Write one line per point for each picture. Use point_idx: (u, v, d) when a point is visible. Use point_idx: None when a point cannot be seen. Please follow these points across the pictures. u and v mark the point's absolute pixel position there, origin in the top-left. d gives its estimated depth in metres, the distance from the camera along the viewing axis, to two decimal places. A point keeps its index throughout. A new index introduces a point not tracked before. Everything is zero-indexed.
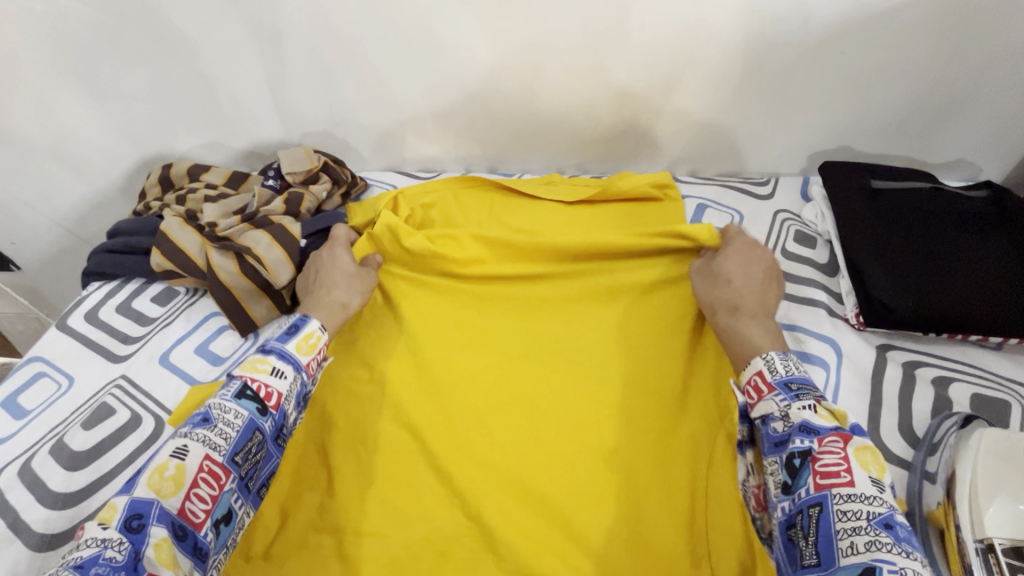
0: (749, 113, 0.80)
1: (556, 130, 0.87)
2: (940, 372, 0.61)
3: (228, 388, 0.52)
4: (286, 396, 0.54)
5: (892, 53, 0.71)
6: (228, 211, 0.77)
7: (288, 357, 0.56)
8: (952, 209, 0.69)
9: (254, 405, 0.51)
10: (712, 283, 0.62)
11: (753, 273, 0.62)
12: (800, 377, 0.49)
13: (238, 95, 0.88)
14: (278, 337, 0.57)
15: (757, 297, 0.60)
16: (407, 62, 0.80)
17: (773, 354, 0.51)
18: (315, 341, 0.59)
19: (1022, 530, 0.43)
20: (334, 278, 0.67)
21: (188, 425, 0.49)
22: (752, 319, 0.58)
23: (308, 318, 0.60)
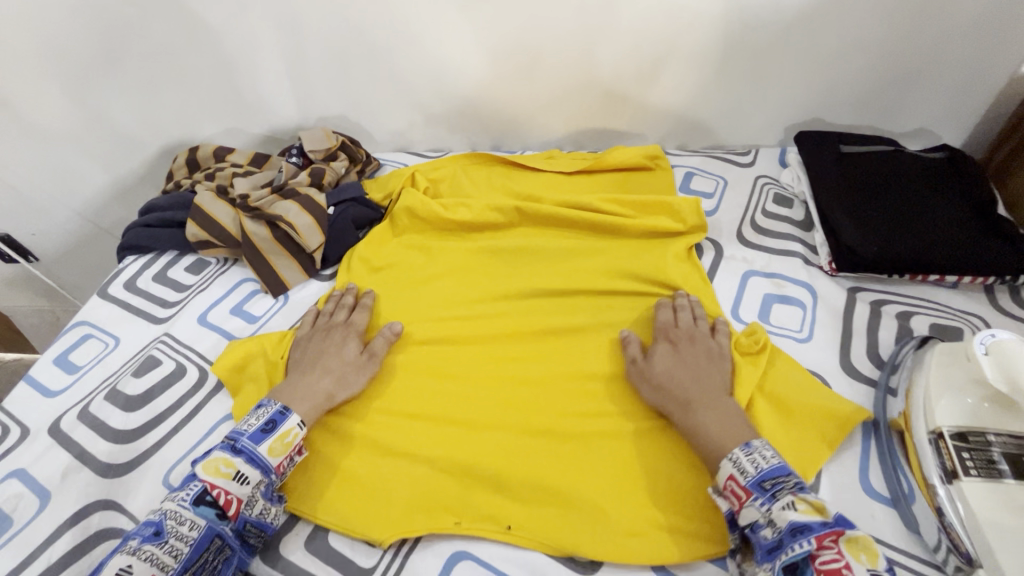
0: (729, 90, 0.87)
1: (554, 109, 0.94)
2: (904, 308, 0.69)
3: (187, 491, 0.52)
4: (248, 500, 0.53)
5: (855, 32, 0.79)
6: (256, 185, 0.83)
7: (257, 459, 0.54)
8: (914, 168, 0.77)
9: (213, 512, 0.51)
10: (655, 386, 0.59)
11: (687, 360, 0.61)
12: (771, 471, 0.49)
13: (258, 83, 0.95)
14: (251, 434, 0.56)
15: (704, 385, 0.58)
16: (416, 48, 0.87)
17: (737, 452, 0.51)
18: (291, 439, 0.57)
19: (965, 417, 0.52)
20: (329, 366, 0.64)
21: (137, 537, 0.49)
22: (711, 409, 0.56)
23: (289, 411, 0.58)
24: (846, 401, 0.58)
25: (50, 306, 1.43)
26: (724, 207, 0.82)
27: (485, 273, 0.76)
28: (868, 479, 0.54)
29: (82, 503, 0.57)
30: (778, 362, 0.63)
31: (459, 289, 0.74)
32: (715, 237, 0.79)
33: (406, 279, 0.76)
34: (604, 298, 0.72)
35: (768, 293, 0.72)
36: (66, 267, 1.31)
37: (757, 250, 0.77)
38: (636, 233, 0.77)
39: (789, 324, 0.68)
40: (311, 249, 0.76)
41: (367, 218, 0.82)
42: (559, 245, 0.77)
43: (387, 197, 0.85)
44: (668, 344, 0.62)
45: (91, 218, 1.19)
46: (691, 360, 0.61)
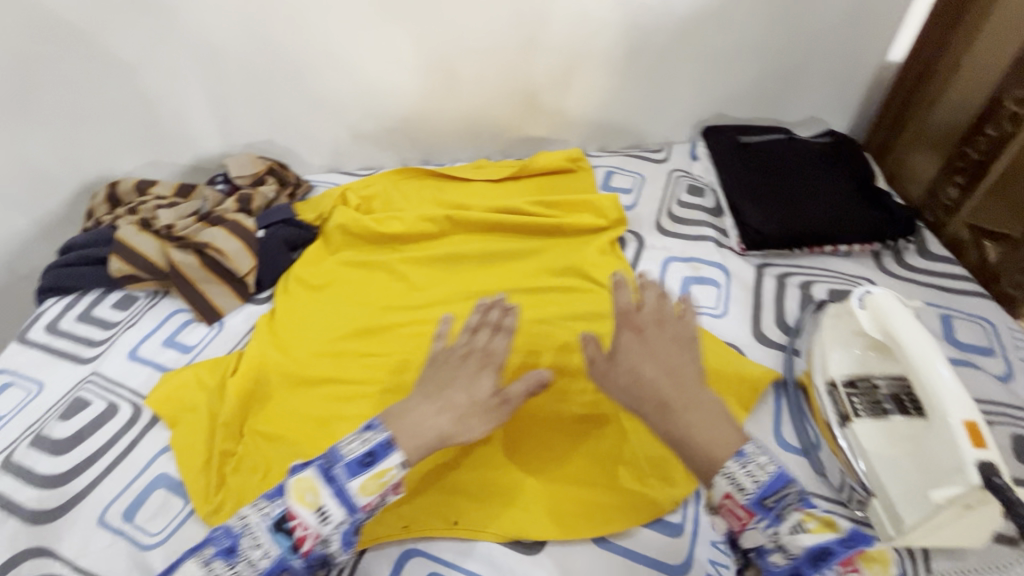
0: (638, 92, 0.94)
1: (479, 121, 0.98)
2: (806, 278, 0.76)
3: (272, 508, 0.47)
4: (325, 538, 0.47)
5: (739, 33, 0.87)
6: (182, 215, 0.83)
7: (346, 497, 0.47)
8: (804, 153, 0.85)
9: (287, 543, 0.47)
10: (624, 389, 0.49)
11: (656, 348, 0.50)
12: (769, 485, 0.44)
13: (178, 114, 0.94)
14: (347, 464, 0.47)
15: (682, 381, 0.48)
16: (335, 68, 0.89)
17: (732, 466, 0.44)
18: (387, 480, 0.47)
19: (854, 366, 0.58)
20: (453, 400, 0.51)
21: (213, 547, 0.48)
22: (693, 407, 0.47)
23: (393, 447, 0.48)
24: (757, 366, 0.64)
25: None
26: (642, 201, 0.88)
27: (419, 284, 0.78)
28: (782, 434, 0.59)
29: (14, 552, 0.56)
30: (699, 337, 0.67)
31: (396, 303, 0.76)
32: (636, 229, 0.84)
33: (342, 296, 0.78)
34: (536, 297, 0.75)
35: (686, 276, 0.77)
36: None
37: (675, 238, 0.82)
38: (563, 234, 0.81)
39: (707, 302, 0.74)
40: (242, 273, 0.76)
41: (300, 238, 0.82)
42: (490, 251, 0.80)
43: (319, 216, 0.86)
44: (634, 336, 0.50)
45: None
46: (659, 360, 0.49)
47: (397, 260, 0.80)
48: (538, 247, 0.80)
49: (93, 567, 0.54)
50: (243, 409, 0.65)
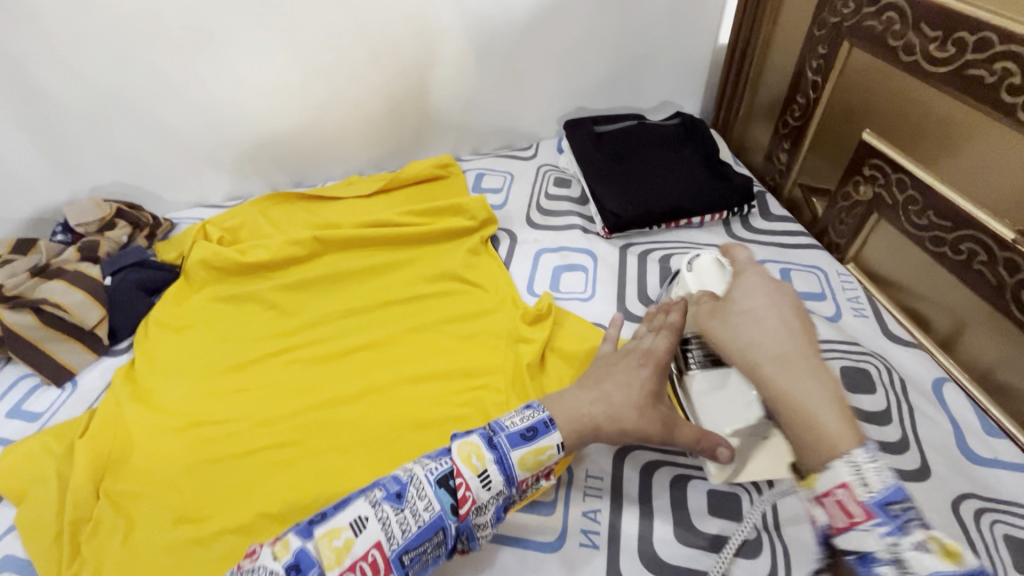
0: (497, 93, 0.96)
1: (346, 137, 0.96)
2: (665, 252, 0.80)
3: (437, 465, 0.47)
4: (481, 505, 0.47)
5: (581, 29, 0.92)
6: (16, 273, 0.76)
7: (506, 464, 0.48)
8: (656, 135, 0.91)
9: (449, 501, 0.45)
10: (741, 332, 0.46)
11: (762, 301, 0.48)
12: (896, 487, 0.36)
13: (5, 165, 0.85)
14: (510, 434, 0.49)
15: (793, 336, 0.44)
16: (179, 99, 0.85)
17: (854, 454, 0.37)
18: (544, 458, 0.50)
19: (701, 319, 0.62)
20: (608, 395, 0.54)
21: (382, 490, 0.45)
22: (803, 372, 0.42)
23: (552, 425, 0.51)
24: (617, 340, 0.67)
25: None
26: (512, 198, 0.90)
27: (291, 309, 0.76)
28: None
29: None
30: (566, 321, 0.71)
31: (268, 333, 0.74)
32: (508, 227, 0.86)
33: (209, 335, 0.74)
34: (412, 307, 0.75)
35: (556, 266, 0.80)
36: None
37: (545, 230, 0.85)
38: (435, 239, 0.82)
39: (576, 288, 0.77)
40: (90, 326, 0.71)
41: (157, 280, 0.78)
42: (363, 267, 0.79)
43: (180, 255, 0.82)
44: (760, 279, 0.50)
45: None
46: (784, 317, 0.46)
47: (265, 289, 0.77)
48: (410, 258, 0.80)
49: None
50: (98, 470, 0.60)
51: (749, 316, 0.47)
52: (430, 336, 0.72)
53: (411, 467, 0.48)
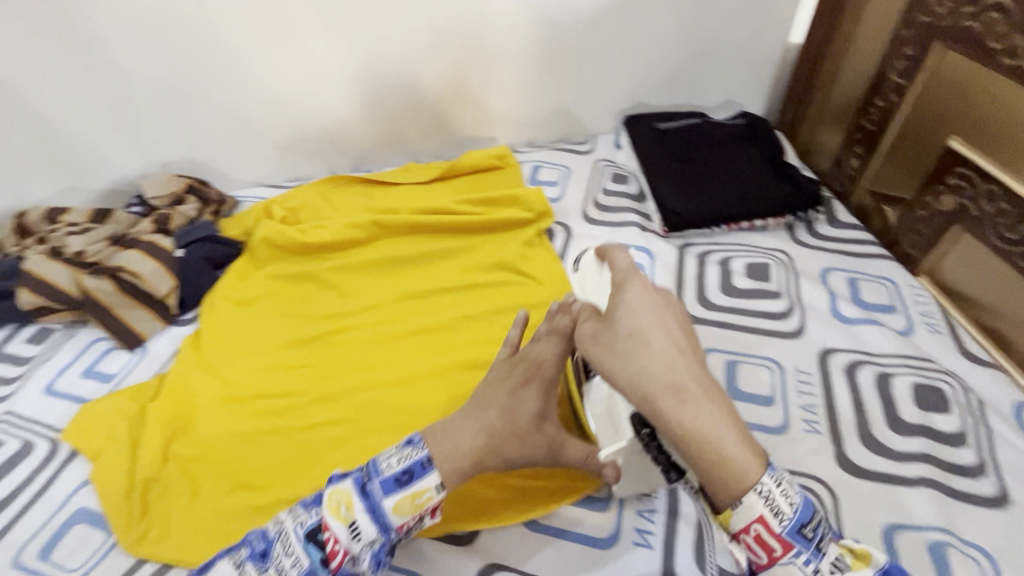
0: (557, 87, 0.96)
1: (405, 125, 0.98)
2: (725, 254, 0.78)
3: (308, 516, 0.46)
4: (355, 556, 0.45)
5: (648, 24, 0.90)
6: (96, 241, 0.80)
7: (379, 515, 0.45)
8: (719, 134, 0.89)
9: (318, 555, 0.44)
10: (625, 357, 0.43)
11: (644, 313, 0.44)
12: (804, 507, 0.39)
13: (88, 138, 0.90)
14: (382, 481, 0.46)
15: (682, 356, 0.42)
16: (251, 81, 0.88)
17: (764, 481, 0.39)
18: (422, 501, 0.46)
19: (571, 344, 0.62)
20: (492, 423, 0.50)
21: (247, 549, 0.47)
22: (711, 401, 0.40)
23: (431, 466, 0.47)
24: None
25: None
26: (568, 192, 0.90)
27: (348, 291, 0.78)
28: None
29: None
30: None
31: (325, 312, 0.76)
32: (564, 221, 0.86)
33: (269, 310, 0.76)
34: (466, 295, 0.76)
35: None
36: None
37: (601, 226, 0.84)
38: (490, 229, 0.82)
39: None
40: (161, 294, 0.74)
41: (222, 255, 0.81)
42: (419, 253, 0.80)
43: (244, 232, 0.85)
44: (639, 289, 0.46)
45: None
46: (673, 337, 0.43)
47: (324, 269, 0.79)
48: (465, 247, 0.81)
49: None
50: (167, 433, 0.63)
51: (639, 340, 0.42)
52: (483, 325, 0.72)
53: (296, 511, 0.47)
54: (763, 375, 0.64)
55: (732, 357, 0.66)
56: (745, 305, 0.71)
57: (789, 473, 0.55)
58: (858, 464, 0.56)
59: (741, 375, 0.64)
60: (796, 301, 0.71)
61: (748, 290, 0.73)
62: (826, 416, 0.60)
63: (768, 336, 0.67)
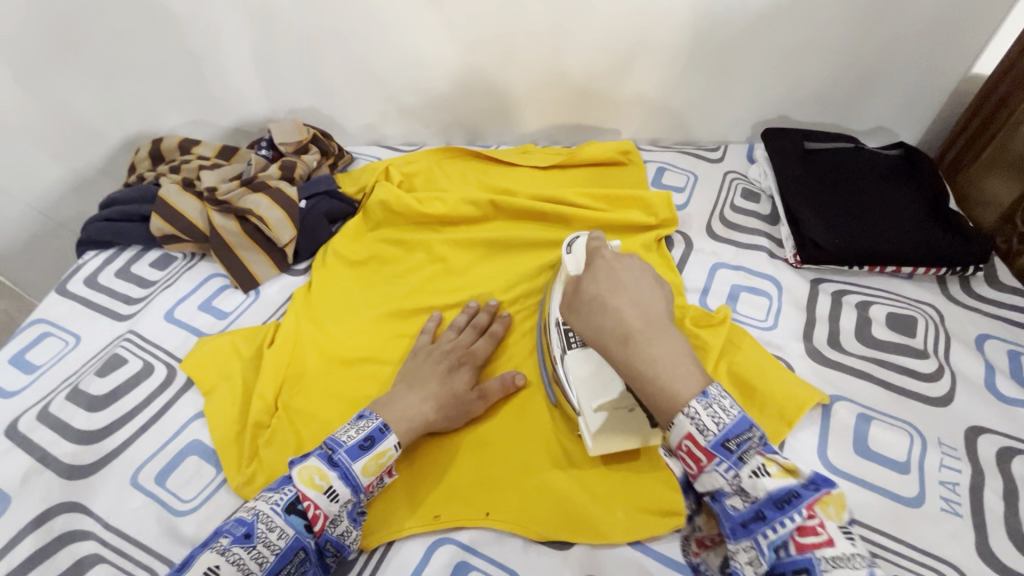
0: (699, 85, 0.89)
1: (529, 104, 0.94)
2: (863, 297, 0.72)
3: (281, 496, 0.49)
4: (334, 518, 0.50)
5: (819, 31, 0.82)
6: (225, 178, 0.82)
7: (351, 477, 0.51)
8: (874, 165, 0.81)
9: (302, 523, 0.49)
10: (591, 314, 0.42)
11: (619, 271, 0.44)
12: (734, 427, 0.36)
13: (227, 75, 0.93)
14: (350, 448, 0.52)
15: (649, 315, 0.40)
16: (389, 39, 0.86)
17: (695, 407, 0.36)
18: (385, 461, 0.53)
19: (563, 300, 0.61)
20: (434, 390, 0.60)
21: (226, 537, 0.47)
22: (658, 338, 0.39)
23: (388, 429, 0.55)
24: (803, 384, 0.61)
25: None
26: (695, 201, 0.84)
27: (457, 267, 0.76)
28: (827, 455, 0.57)
29: (45, 505, 0.55)
30: (742, 344, 0.65)
31: (435, 286, 0.75)
32: (685, 231, 0.80)
33: (380, 274, 0.76)
34: None
35: (736, 284, 0.74)
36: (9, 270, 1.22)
37: (726, 244, 0.79)
38: (611, 228, 0.78)
39: (756, 314, 0.71)
40: (282, 243, 0.75)
41: (340, 212, 0.81)
42: (535, 241, 0.77)
43: (360, 190, 0.84)
44: (604, 261, 0.45)
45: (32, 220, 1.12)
46: (627, 289, 0.42)
47: (438, 242, 0.78)
48: None
49: (123, 526, 0.54)
50: (279, 381, 0.64)
51: (596, 300, 0.42)
52: None
53: (261, 498, 0.50)
54: (901, 439, 0.58)
55: (865, 412, 0.60)
56: (883, 358, 0.65)
57: (919, 552, 0.51)
58: (1004, 561, 0.51)
59: (876, 434, 0.59)
60: (946, 364, 0.64)
61: (887, 343, 0.67)
62: (971, 499, 0.54)
63: (909, 398, 0.62)
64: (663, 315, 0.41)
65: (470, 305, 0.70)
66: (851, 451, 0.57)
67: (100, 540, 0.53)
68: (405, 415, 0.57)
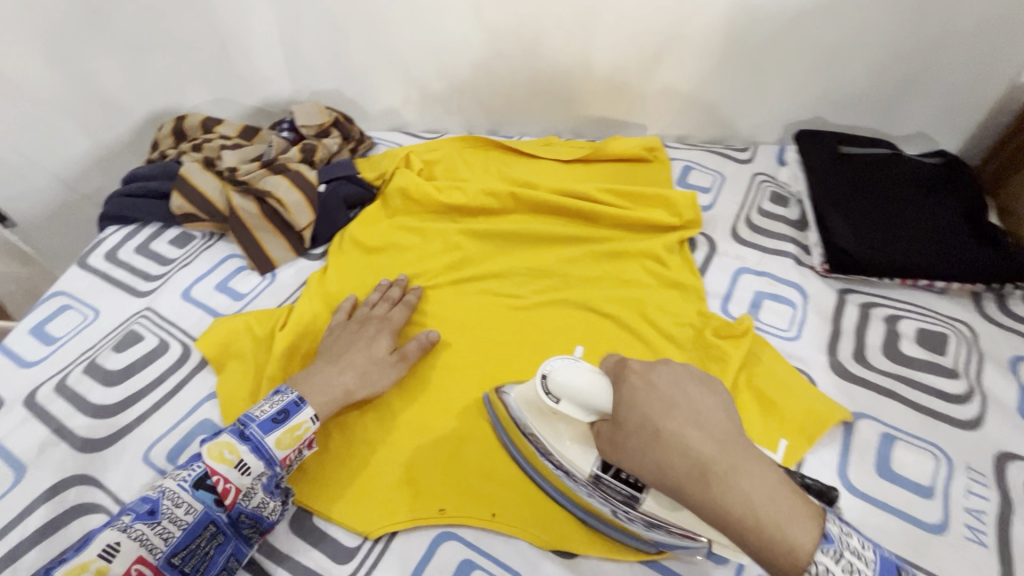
0: (732, 83, 0.86)
1: (554, 95, 0.92)
2: (892, 311, 0.69)
3: (189, 472, 0.51)
4: (247, 491, 0.52)
5: (863, 29, 0.78)
6: (246, 158, 0.82)
7: (262, 450, 0.53)
8: (912, 173, 0.77)
9: (211, 497, 0.50)
10: (649, 458, 0.41)
11: (659, 389, 0.43)
12: (881, 564, 0.39)
13: (251, 54, 0.92)
14: (260, 423, 0.54)
15: (720, 441, 0.40)
16: (417, 23, 0.85)
17: (822, 558, 0.37)
18: (300, 433, 0.55)
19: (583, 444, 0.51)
20: (353, 361, 0.62)
21: (132, 514, 0.49)
22: (743, 471, 0.39)
23: (303, 403, 0.56)
24: (823, 399, 0.59)
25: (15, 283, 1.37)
26: (721, 203, 0.82)
27: (473, 258, 0.75)
28: (847, 473, 0.55)
29: (58, 477, 0.56)
30: (764, 357, 0.63)
31: (451, 275, 0.74)
32: (709, 233, 0.78)
33: (396, 261, 0.76)
34: (595, 288, 0.71)
35: (760, 291, 0.72)
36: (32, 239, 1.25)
37: (750, 248, 0.77)
38: (634, 227, 0.76)
39: (779, 322, 0.68)
40: (299, 227, 0.75)
41: (358, 197, 0.80)
42: (554, 236, 0.76)
43: (379, 177, 0.83)
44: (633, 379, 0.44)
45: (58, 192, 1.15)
46: (687, 415, 0.41)
47: (455, 230, 0.76)
48: (604, 237, 0.76)
49: None
50: (291, 364, 0.65)
51: (655, 436, 0.41)
52: (613, 308, 0.69)
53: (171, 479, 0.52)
54: (926, 461, 0.56)
55: (889, 431, 0.58)
56: (910, 375, 0.63)
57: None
58: None
59: (899, 455, 0.56)
60: (977, 386, 0.62)
61: (916, 360, 0.64)
62: (997, 528, 0.52)
63: (935, 419, 0.59)
64: (719, 427, 0.41)
65: (381, 283, 0.71)
66: (871, 471, 0.55)
67: (111, 513, 0.54)
68: (325, 388, 0.59)
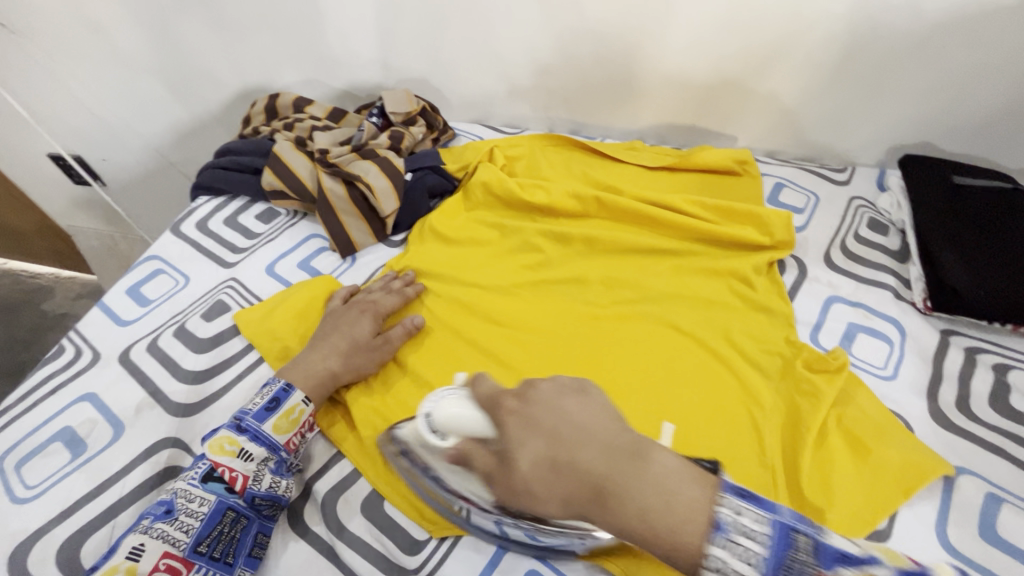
0: (837, 100, 0.82)
1: (643, 98, 0.89)
2: (1000, 359, 0.64)
3: (195, 471, 0.52)
4: (255, 475, 0.53)
5: (995, 51, 0.72)
6: (335, 141, 0.83)
7: (262, 437, 0.55)
8: None
9: (222, 486, 0.52)
10: (548, 490, 0.40)
11: (537, 415, 0.42)
12: (775, 548, 0.35)
13: (345, 37, 0.93)
14: (255, 413, 0.56)
15: (609, 456, 0.39)
16: (513, 19, 0.84)
17: (717, 552, 0.35)
18: (296, 416, 0.57)
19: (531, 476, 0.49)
20: (338, 345, 0.62)
21: (148, 519, 0.49)
22: (633, 480, 0.38)
23: (293, 388, 0.58)
24: (926, 450, 0.55)
25: (95, 239, 1.45)
26: (815, 225, 0.78)
27: (552, 261, 0.74)
28: (948, 534, 0.52)
29: (152, 439, 0.58)
30: (857, 397, 0.60)
31: (530, 275, 0.72)
32: (800, 256, 0.75)
33: (475, 253, 0.75)
34: (677, 302, 0.69)
35: (853, 323, 0.68)
36: (117, 200, 1.32)
37: (845, 276, 0.73)
38: (721, 244, 0.73)
39: (874, 359, 0.65)
40: (384, 214, 0.76)
41: (441, 188, 0.81)
42: (640, 245, 0.73)
43: (462, 169, 0.83)
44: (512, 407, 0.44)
45: (147, 158, 1.21)
46: (570, 438, 0.41)
47: (533, 228, 0.75)
48: (691, 252, 0.73)
49: None
50: None
51: (548, 465, 0.40)
52: (696, 326, 0.66)
53: (177, 484, 0.52)
54: None
55: (995, 491, 0.54)
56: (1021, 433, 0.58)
57: None
58: None
59: (1006, 520, 0.52)
60: None
61: None
62: None
63: None
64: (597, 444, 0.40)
65: (387, 274, 0.72)
66: (974, 532, 0.52)
67: None
68: (309, 374, 0.60)
